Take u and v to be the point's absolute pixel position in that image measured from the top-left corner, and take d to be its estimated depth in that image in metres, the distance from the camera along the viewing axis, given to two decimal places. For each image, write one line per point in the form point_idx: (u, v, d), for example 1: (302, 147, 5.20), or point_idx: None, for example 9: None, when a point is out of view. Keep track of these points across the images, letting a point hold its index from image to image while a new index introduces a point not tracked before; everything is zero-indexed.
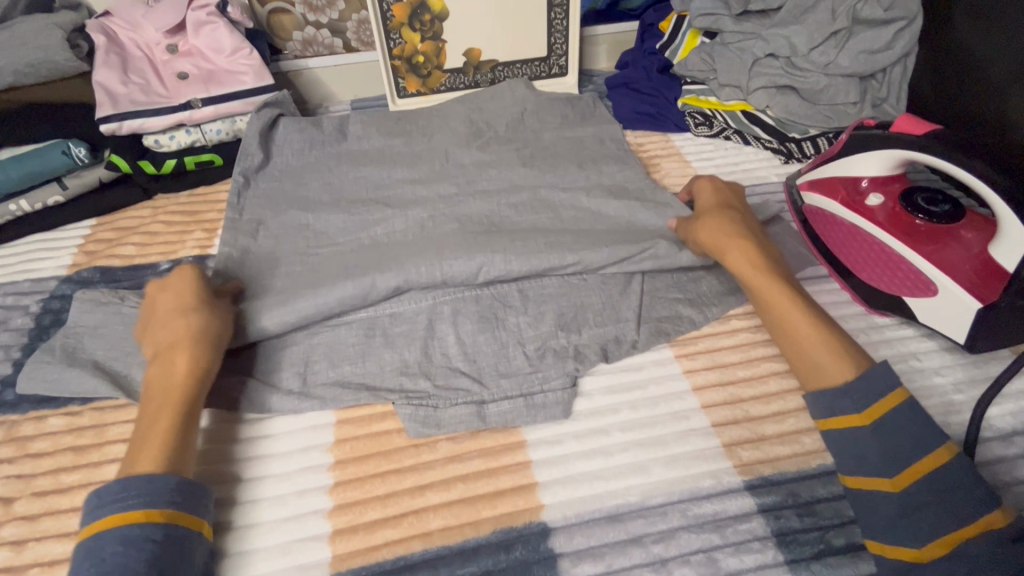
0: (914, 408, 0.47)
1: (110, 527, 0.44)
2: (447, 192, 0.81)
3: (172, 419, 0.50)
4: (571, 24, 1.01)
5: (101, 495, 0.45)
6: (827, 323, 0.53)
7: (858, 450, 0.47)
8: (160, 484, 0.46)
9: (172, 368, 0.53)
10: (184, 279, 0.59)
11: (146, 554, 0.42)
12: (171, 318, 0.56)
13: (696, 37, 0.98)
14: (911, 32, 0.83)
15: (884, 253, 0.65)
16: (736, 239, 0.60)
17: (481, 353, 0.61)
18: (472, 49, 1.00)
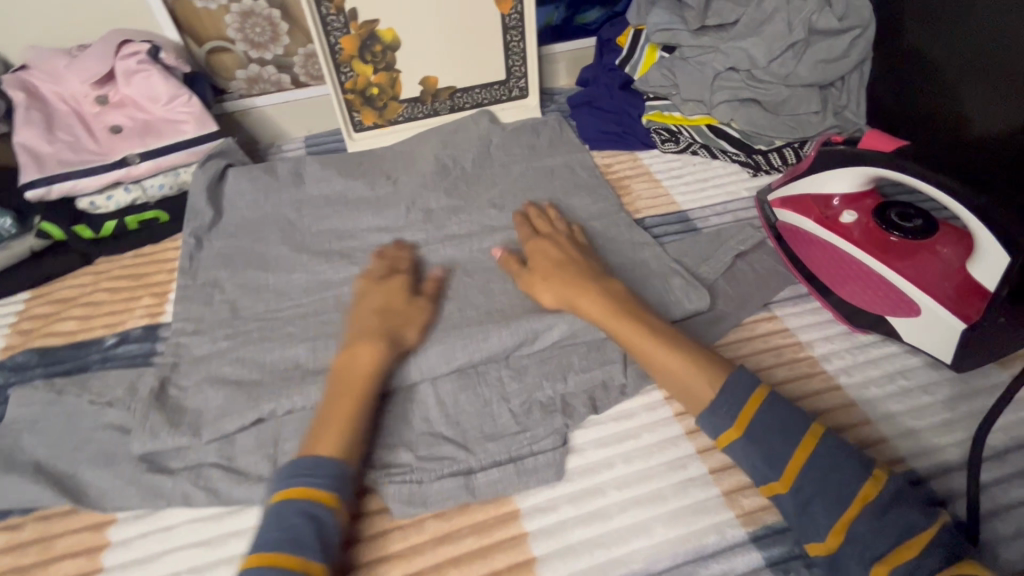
0: (777, 401, 0.48)
1: (295, 499, 0.45)
2: (417, 240, 0.79)
3: (353, 405, 0.52)
4: (528, 45, 0.98)
5: (291, 466, 0.47)
6: (678, 340, 0.53)
7: (747, 461, 0.47)
8: (345, 474, 0.48)
9: (357, 361, 0.54)
10: (398, 289, 0.63)
11: (320, 534, 0.44)
12: (375, 316, 0.59)
13: (656, 52, 0.96)
14: (866, 39, 0.83)
15: (859, 270, 0.64)
16: (579, 281, 0.59)
17: (464, 414, 0.57)
18: (428, 77, 0.96)
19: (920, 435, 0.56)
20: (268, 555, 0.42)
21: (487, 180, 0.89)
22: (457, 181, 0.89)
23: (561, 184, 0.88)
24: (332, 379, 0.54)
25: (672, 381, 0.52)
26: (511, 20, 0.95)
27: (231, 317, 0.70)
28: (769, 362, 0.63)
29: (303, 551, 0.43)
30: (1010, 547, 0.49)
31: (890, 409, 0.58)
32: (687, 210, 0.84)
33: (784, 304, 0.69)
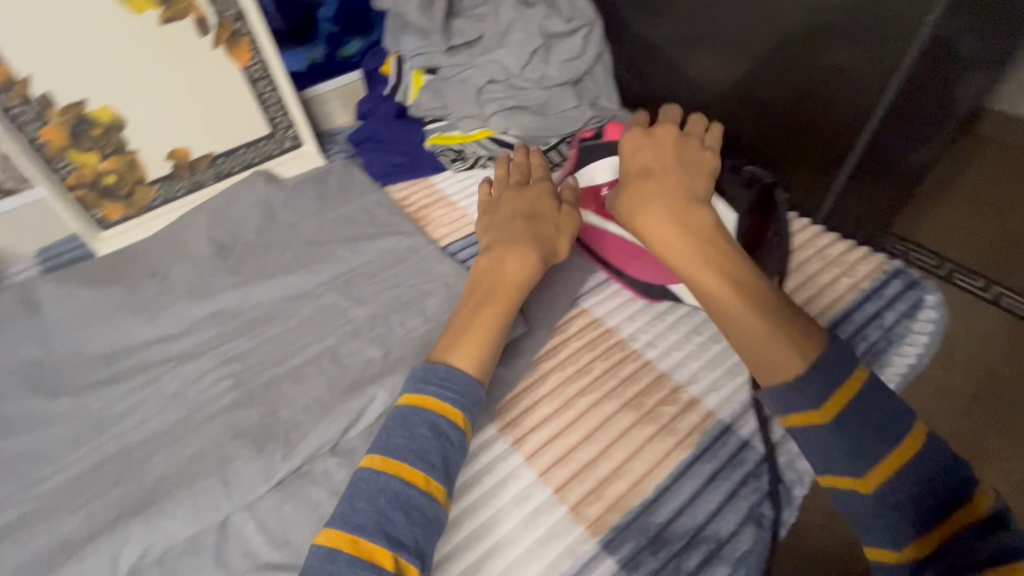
0: (875, 389, 0.44)
1: (426, 408, 0.51)
2: (206, 336, 0.69)
3: (487, 330, 0.57)
4: (286, 92, 0.90)
5: (429, 373, 0.53)
6: (767, 299, 0.49)
7: (823, 449, 0.43)
8: (472, 396, 0.53)
9: (505, 267, 0.60)
10: (541, 196, 0.66)
11: (442, 453, 0.49)
12: (520, 219, 0.64)
13: (421, 76, 0.95)
14: (596, 34, 0.90)
15: (637, 250, 0.67)
16: (659, 209, 0.56)
17: (292, 529, 0.51)
18: (177, 148, 0.84)
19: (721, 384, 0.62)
20: (394, 462, 0.48)
21: (277, 245, 0.80)
22: (241, 257, 0.78)
23: (358, 229, 0.83)
24: (478, 279, 0.61)
25: (739, 340, 0.48)
26: (255, 70, 0.86)
27: None
28: (588, 356, 0.64)
29: (425, 462, 0.48)
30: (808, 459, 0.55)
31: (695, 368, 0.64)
32: None
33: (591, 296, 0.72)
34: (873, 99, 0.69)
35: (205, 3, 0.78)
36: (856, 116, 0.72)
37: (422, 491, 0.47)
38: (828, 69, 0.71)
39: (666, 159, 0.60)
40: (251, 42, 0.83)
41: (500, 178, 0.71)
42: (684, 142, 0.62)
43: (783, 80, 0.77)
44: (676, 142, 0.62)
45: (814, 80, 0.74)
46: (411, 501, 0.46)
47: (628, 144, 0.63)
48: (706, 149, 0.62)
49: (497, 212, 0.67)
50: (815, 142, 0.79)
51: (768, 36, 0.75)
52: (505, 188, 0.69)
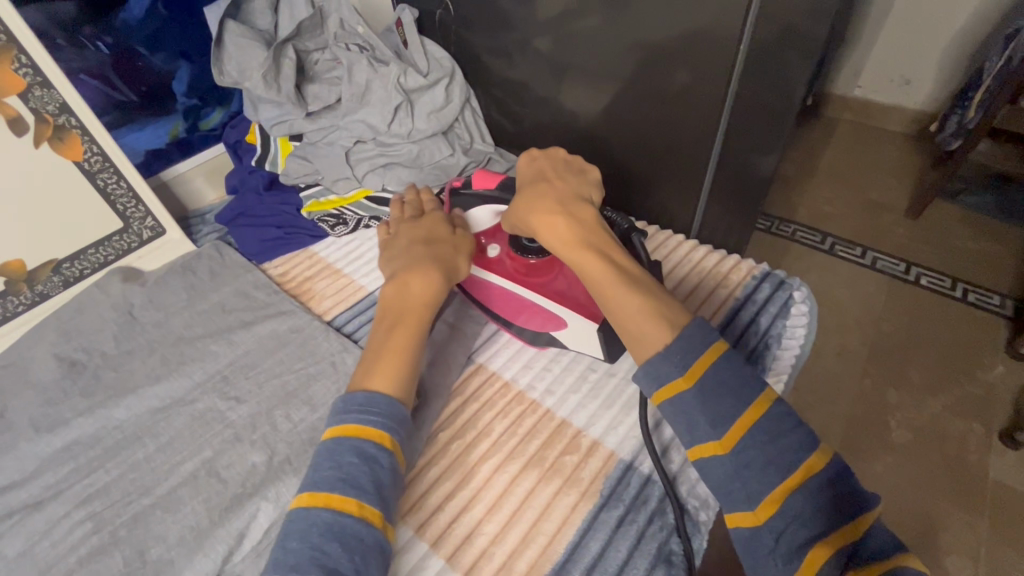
0: (735, 359, 0.45)
1: (349, 436, 0.48)
2: (59, 475, 0.60)
3: (405, 360, 0.53)
4: (134, 181, 0.83)
5: (348, 402, 0.50)
6: (644, 283, 0.52)
7: (685, 417, 0.44)
8: (396, 417, 0.50)
9: (410, 292, 0.56)
10: (439, 222, 0.65)
11: (373, 478, 0.46)
12: (419, 244, 0.61)
13: (288, 142, 0.92)
14: (457, 84, 0.91)
15: (517, 300, 0.66)
16: (549, 206, 0.59)
17: None
18: (8, 261, 0.75)
19: None
20: (320, 497, 0.44)
21: (140, 351, 0.73)
22: (98, 372, 0.70)
23: (234, 316, 0.77)
24: (384, 311, 0.57)
25: (622, 322, 0.50)
26: (92, 163, 0.78)
27: None
28: (486, 415, 0.62)
29: (357, 490, 0.45)
30: None
31: None
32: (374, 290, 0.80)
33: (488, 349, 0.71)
34: (721, 109, 0.75)
35: (16, 101, 0.71)
36: (710, 127, 0.77)
37: (356, 521, 0.44)
38: (675, 88, 0.76)
39: (557, 171, 0.64)
40: (82, 133, 0.76)
41: (393, 218, 0.68)
42: (569, 159, 0.66)
43: (642, 103, 0.81)
44: (567, 161, 0.66)
45: (667, 101, 0.78)
46: (345, 531, 0.43)
47: (523, 162, 0.66)
48: (592, 168, 0.66)
49: (394, 244, 0.64)
50: (679, 157, 0.83)
51: (620, 66, 0.79)
52: (400, 222, 0.67)
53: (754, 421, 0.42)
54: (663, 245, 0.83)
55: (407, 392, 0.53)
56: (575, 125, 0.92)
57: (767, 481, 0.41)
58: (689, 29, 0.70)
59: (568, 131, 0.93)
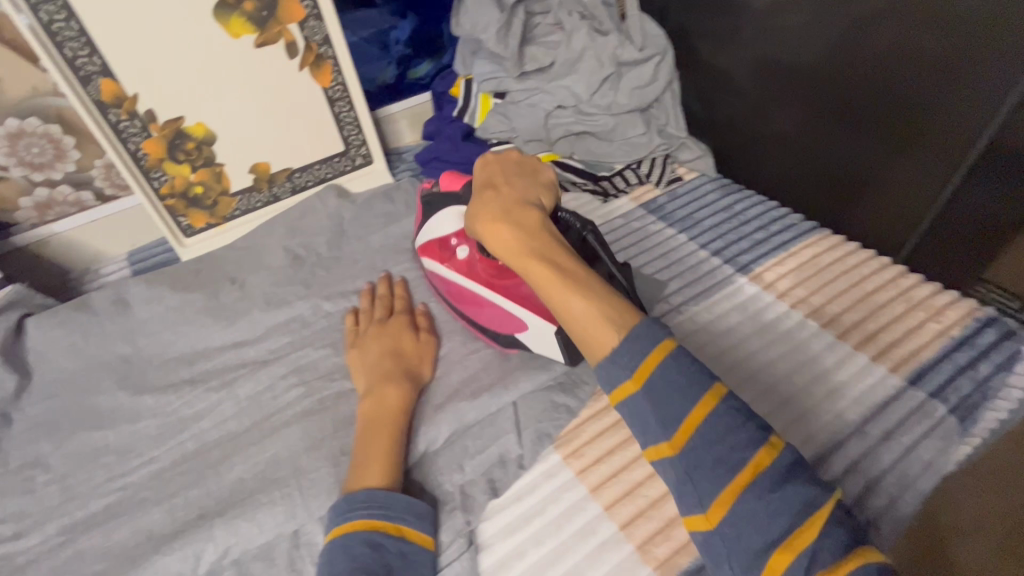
0: (683, 357, 0.40)
1: (357, 531, 0.46)
2: (279, 345, 0.71)
3: (391, 448, 0.53)
4: (361, 113, 0.94)
5: (351, 498, 0.48)
6: (587, 278, 0.47)
7: (636, 418, 0.40)
8: (393, 500, 0.48)
9: (387, 403, 0.57)
10: (403, 328, 0.66)
11: (389, 563, 0.45)
12: (387, 358, 0.62)
13: (489, 99, 0.98)
14: (667, 63, 0.90)
15: (479, 302, 0.64)
16: (491, 214, 0.55)
17: None
18: (259, 163, 0.88)
19: (794, 428, 0.60)
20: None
21: (346, 259, 0.83)
22: (314, 269, 0.81)
23: None
24: (362, 425, 0.56)
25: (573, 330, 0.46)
26: (335, 91, 0.90)
27: (57, 501, 0.58)
28: None
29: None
30: (888, 515, 0.53)
31: (765, 410, 0.62)
32: None
33: None
34: (971, 125, 0.64)
35: (296, 28, 0.82)
36: (951, 143, 0.66)
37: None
38: (879, 89, 0.71)
39: (501, 176, 0.59)
40: (334, 64, 0.87)
41: (362, 310, 0.70)
42: (510, 161, 0.61)
43: (838, 108, 0.76)
44: (506, 163, 0.61)
45: (870, 110, 0.73)
46: None
47: (471, 174, 0.63)
48: (538, 167, 0.62)
49: (358, 355, 0.64)
50: (905, 163, 0.72)
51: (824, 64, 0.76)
52: (368, 322, 0.68)
53: (693, 427, 0.38)
54: (863, 264, 0.76)
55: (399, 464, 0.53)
56: (767, 131, 0.88)
57: (715, 480, 0.36)
58: (928, 30, 0.63)
59: (760, 135, 0.89)
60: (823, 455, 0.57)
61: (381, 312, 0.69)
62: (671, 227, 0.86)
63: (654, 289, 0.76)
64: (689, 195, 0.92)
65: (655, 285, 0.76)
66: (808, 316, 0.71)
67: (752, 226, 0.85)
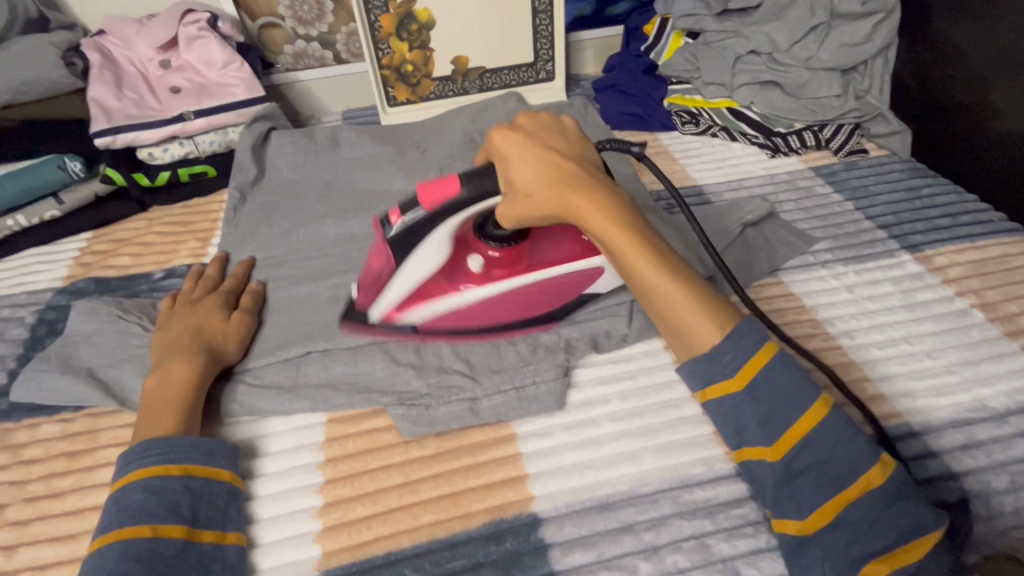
0: (790, 362, 0.44)
1: (134, 480, 0.47)
2: None
3: (179, 414, 0.52)
4: (557, 30, 1.01)
5: (132, 454, 0.49)
6: (682, 266, 0.47)
7: (734, 419, 0.44)
8: (172, 443, 0.49)
9: (174, 379, 0.54)
10: (213, 307, 0.63)
11: (166, 502, 0.46)
12: (186, 335, 0.59)
13: (680, 39, 0.99)
14: (890, 24, 0.83)
15: (525, 291, 0.60)
16: (573, 192, 0.48)
17: (474, 352, 0.61)
18: (460, 56, 1.00)
19: (918, 393, 0.56)
20: (113, 533, 0.44)
21: None
22: None
23: None
24: (144, 405, 0.53)
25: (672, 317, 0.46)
26: (541, 4, 0.98)
27: (266, 259, 0.75)
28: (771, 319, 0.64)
29: (152, 518, 0.45)
30: (998, 498, 0.50)
31: (889, 371, 0.58)
32: (704, 185, 0.85)
33: (790, 272, 0.70)
34: None
35: None
36: None
37: (149, 541, 0.44)
38: None
39: (546, 139, 0.52)
40: None
41: (181, 291, 0.67)
42: (546, 119, 0.54)
43: None
44: (543, 122, 0.53)
45: None
46: (135, 553, 0.43)
47: (502, 133, 0.51)
48: (567, 119, 0.55)
49: (159, 336, 0.60)
50: None
51: None
52: (184, 301, 0.65)
53: (799, 436, 0.42)
54: None
55: (192, 426, 0.52)
56: (985, 120, 0.77)
57: (817, 493, 0.41)
58: None
59: (974, 125, 0.79)
60: (945, 428, 0.54)
61: (202, 293, 0.66)
62: (840, 193, 0.81)
63: (801, 240, 0.73)
64: (870, 169, 0.85)
65: (804, 237, 0.73)
66: (975, 307, 0.64)
67: (936, 211, 0.77)
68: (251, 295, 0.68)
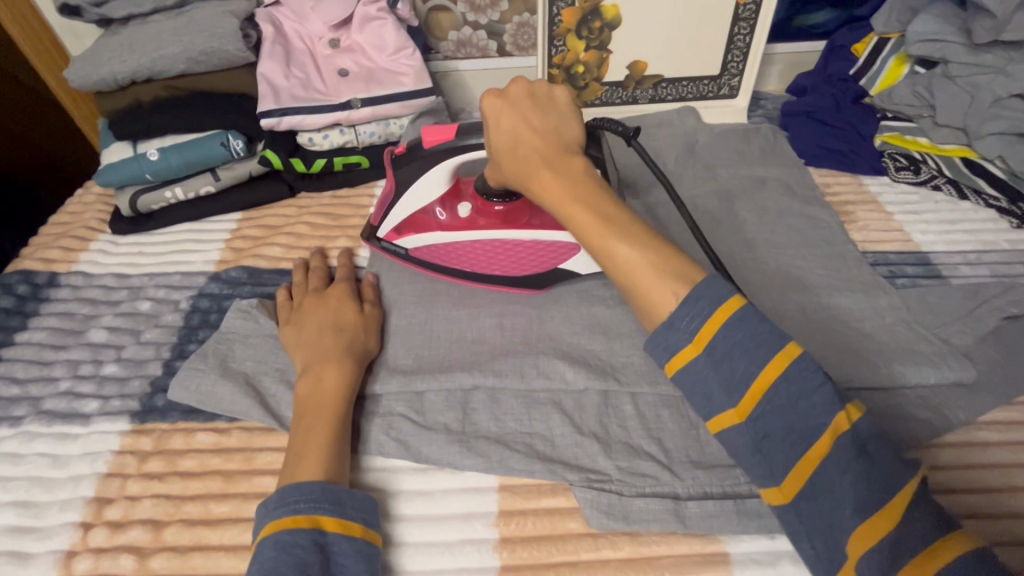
0: (752, 317, 0.38)
1: (266, 535, 0.42)
2: None
3: (333, 437, 0.48)
4: (756, 42, 0.87)
5: (262, 508, 0.44)
6: (642, 237, 0.44)
7: (699, 387, 0.39)
8: (318, 489, 0.44)
9: (324, 386, 0.51)
10: (344, 299, 0.60)
11: (296, 561, 0.40)
12: (326, 333, 0.55)
13: (902, 65, 0.83)
14: None
15: (512, 247, 0.62)
16: (534, 165, 0.48)
17: (669, 432, 0.52)
18: (639, 62, 0.89)
19: None
20: None
21: (690, 179, 0.81)
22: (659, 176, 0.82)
23: (772, 197, 0.78)
24: (297, 413, 0.50)
25: (627, 288, 0.43)
26: (746, 11, 0.84)
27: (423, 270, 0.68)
28: None
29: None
30: None
31: None
32: (930, 252, 0.71)
33: None
34: None
35: None
36: None
37: None
38: None
39: (528, 110, 0.51)
40: None
41: (295, 286, 0.64)
42: (540, 87, 0.52)
43: None
44: (535, 89, 0.52)
45: None
46: None
47: (487, 100, 0.52)
48: (560, 88, 0.52)
49: (295, 334, 0.57)
50: None
51: None
52: (302, 291, 0.63)
53: (764, 389, 0.37)
54: None
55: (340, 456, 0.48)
56: None
57: (787, 453, 0.36)
58: None
59: None
60: None
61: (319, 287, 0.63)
62: None
63: None
64: None
65: None
66: None
67: None
68: (360, 285, 0.64)
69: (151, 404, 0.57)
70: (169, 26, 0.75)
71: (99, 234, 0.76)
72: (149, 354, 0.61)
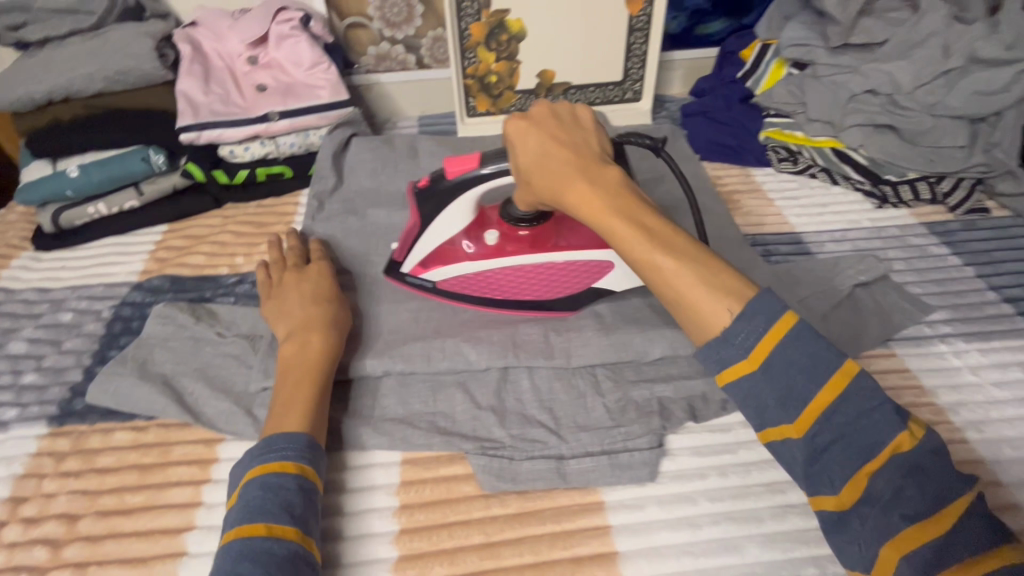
0: (808, 334, 0.38)
1: (255, 477, 0.45)
2: None
3: (315, 396, 0.51)
4: (651, 49, 0.95)
5: (253, 454, 0.47)
6: (686, 246, 0.43)
7: (751, 400, 0.39)
8: (303, 442, 0.48)
9: (309, 348, 0.54)
10: (324, 275, 0.62)
11: (283, 499, 0.44)
12: (309, 302, 0.58)
13: (782, 68, 0.90)
14: None
15: (540, 272, 0.62)
16: (569, 176, 0.46)
17: (557, 401, 0.57)
18: (547, 71, 0.96)
19: None
20: (240, 530, 0.42)
21: None
22: None
23: (668, 190, 0.85)
24: (282, 372, 0.53)
25: (674, 302, 0.42)
26: (638, 22, 0.93)
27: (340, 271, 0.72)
28: None
29: (267, 515, 0.43)
30: None
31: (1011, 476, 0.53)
32: (804, 233, 0.79)
33: (903, 344, 0.64)
34: None
35: None
36: None
37: (264, 541, 0.41)
38: None
39: (556, 126, 0.49)
40: None
41: (272, 261, 0.65)
42: (564, 106, 0.51)
43: None
44: (558, 106, 0.51)
45: None
46: (261, 549, 0.41)
47: (511, 122, 0.50)
48: (581, 107, 0.51)
49: (276, 304, 0.59)
50: None
51: None
52: (280, 269, 0.64)
53: (822, 407, 0.37)
54: None
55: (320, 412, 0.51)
56: None
57: (843, 463, 0.36)
58: None
59: None
60: None
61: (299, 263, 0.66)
62: (958, 255, 0.75)
63: (915, 306, 0.67)
64: (990, 230, 0.79)
65: (920, 305, 0.67)
66: None
67: None
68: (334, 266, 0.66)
69: (69, 408, 0.59)
70: (85, 48, 0.78)
71: (21, 251, 0.77)
72: (69, 362, 0.64)
